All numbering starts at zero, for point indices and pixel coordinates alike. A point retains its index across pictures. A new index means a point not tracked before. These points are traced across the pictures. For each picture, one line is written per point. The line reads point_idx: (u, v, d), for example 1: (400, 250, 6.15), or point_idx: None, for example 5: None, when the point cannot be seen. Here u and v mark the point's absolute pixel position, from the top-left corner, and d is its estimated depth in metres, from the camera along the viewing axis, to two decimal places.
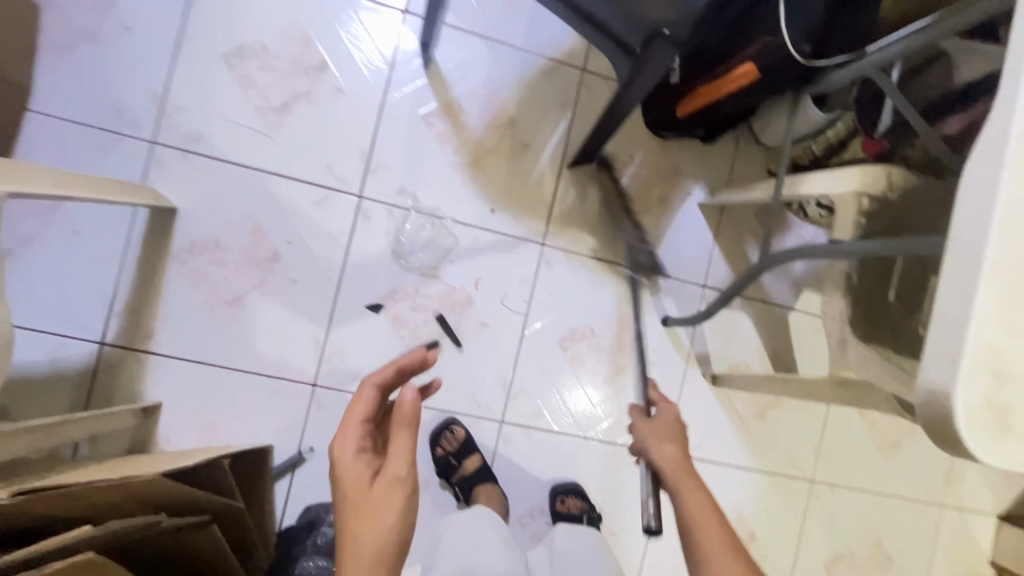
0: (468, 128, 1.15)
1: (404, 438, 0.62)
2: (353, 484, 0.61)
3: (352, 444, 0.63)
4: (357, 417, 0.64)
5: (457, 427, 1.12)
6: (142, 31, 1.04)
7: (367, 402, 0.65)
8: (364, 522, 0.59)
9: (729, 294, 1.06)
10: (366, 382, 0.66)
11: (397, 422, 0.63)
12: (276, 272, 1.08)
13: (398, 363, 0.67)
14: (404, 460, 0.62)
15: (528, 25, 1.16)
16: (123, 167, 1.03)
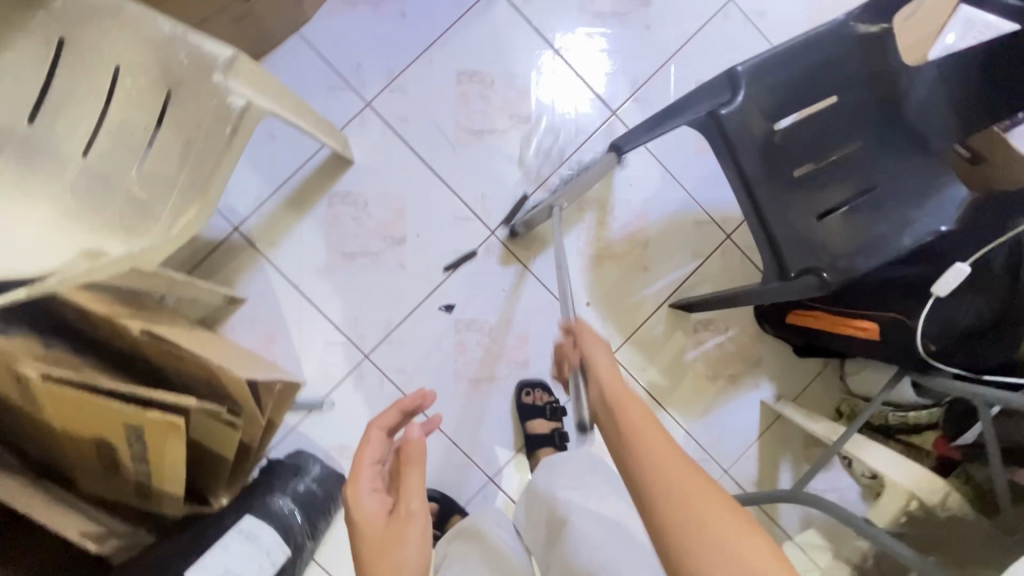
0: (608, 229, 1.25)
1: (417, 475, 0.70)
2: (370, 525, 0.68)
3: (365, 484, 0.71)
4: (367, 459, 0.72)
5: (435, 501, 1.17)
6: (412, 22, 1.22)
7: (374, 444, 0.73)
8: (387, 559, 0.64)
9: (747, 499, 1.10)
10: (371, 425, 0.74)
11: (407, 462, 0.71)
12: (394, 252, 1.21)
13: (401, 405, 0.76)
14: (417, 496, 0.69)
15: (703, 177, 1.27)
16: (336, 109, 1.20)
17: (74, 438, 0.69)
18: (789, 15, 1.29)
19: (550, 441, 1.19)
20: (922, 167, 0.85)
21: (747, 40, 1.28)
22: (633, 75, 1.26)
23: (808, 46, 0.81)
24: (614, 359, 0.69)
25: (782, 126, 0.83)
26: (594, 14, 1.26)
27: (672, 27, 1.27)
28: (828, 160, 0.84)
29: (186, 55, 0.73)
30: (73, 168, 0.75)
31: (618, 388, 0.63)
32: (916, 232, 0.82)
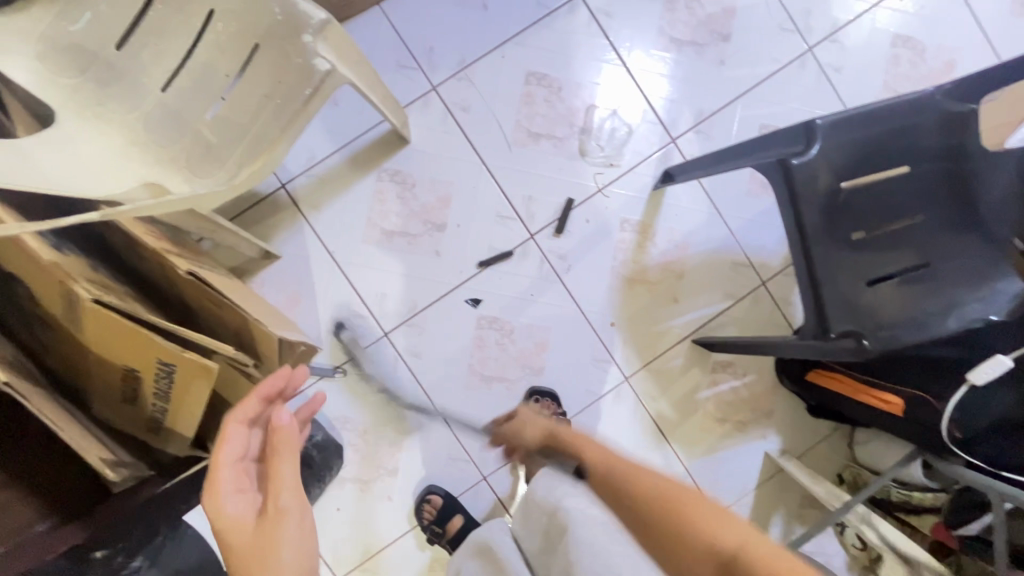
0: (646, 254, 1.25)
1: (288, 463, 0.67)
2: (238, 528, 0.64)
3: (226, 486, 0.67)
4: (225, 458, 0.68)
5: (434, 496, 1.19)
6: (491, 15, 1.22)
7: (236, 438, 0.69)
8: (257, 563, 0.61)
9: None
10: (228, 420, 0.69)
11: (275, 451, 0.67)
12: (432, 237, 1.21)
13: (263, 391, 0.72)
14: (285, 488, 0.65)
15: (750, 221, 1.27)
16: (402, 88, 1.20)
17: (103, 359, 0.69)
18: (863, 75, 1.29)
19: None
20: (982, 251, 0.84)
21: (817, 93, 1.28)
22: (699, 107, 1.26)
23: (889, 111, 0.80)
24: (541, 419, 0.94)
25: (847, 186, 0.81)
26: (670, 39, 1.25)
27: (746, 66, 1.26)
28: (888, 228, 0.83)
29: (279, 10, 0.74)
30: (151, 100, 0.76)
31: (600, 455, 0.75)
32: (964, 316, 0.82)
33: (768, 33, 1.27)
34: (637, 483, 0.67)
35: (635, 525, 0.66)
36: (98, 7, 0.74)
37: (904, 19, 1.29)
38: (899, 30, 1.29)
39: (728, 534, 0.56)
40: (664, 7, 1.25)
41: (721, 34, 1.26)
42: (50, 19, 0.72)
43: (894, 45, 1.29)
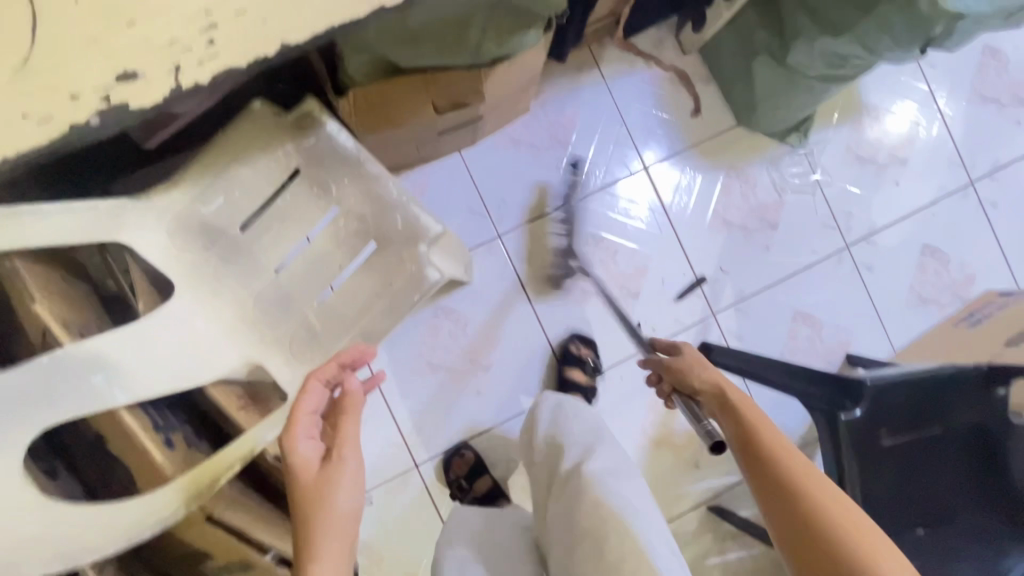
0: (676, 417, 1.31)
1: (353, 424, 0.68)
2: (305, 472, 0.64)
3: (301, 433, 0.66)
4: (305, 409, 0.68)
5: (466, 451, 1.23)
6: (562, 176, 1.30)
7: (313, 396, 0.69)
8: (324, 500, 0.62)
9: None
10: (311, 378, 0.69)
11: (348, 413, 0.68)
12: (476, 376, 1.26)
13: (345, 356, 0.71)
14: (353, 445, 0.66)
15: (774, 399, 1.34)
16: (470, 232, 1.27)
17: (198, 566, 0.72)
18: (892, 278, 1.38)
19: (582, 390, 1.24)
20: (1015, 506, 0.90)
21: (850, 288, 1.37)
22: (741, 286, 1.34)
23: (927, 381, 0.88)
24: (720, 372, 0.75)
25: (888, 442, 0.88)
26: (722, 221, 1.34)
27: (788, 254, 1.35)
28: (921, 480, 0.89)
29: (401, 219, 0.80)
30: (269, 278, 0.81)
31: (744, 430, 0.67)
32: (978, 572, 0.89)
33: (811, 227, 1.36)
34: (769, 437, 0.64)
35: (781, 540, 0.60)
36: (230, 191, 0.79)
37: (936, 231, 1.40)
38: (928, 241, 1.40)
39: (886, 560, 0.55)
40: (721, 189, 1.34)
41: (770, 222, 1.35)
42: (188, 198, 0.77)
43: (923, 254, 1.39)
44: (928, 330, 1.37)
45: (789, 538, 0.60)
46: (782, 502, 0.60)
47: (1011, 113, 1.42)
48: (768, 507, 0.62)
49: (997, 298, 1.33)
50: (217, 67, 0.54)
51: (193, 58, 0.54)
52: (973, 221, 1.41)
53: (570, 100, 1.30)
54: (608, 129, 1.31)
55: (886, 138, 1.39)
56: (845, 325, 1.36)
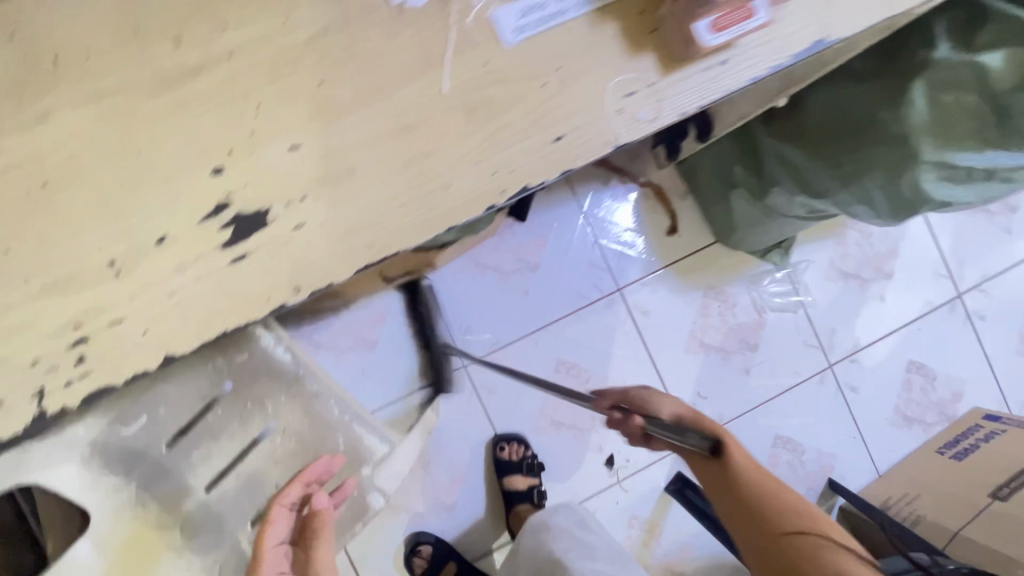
0: (651, 554, 1.24)
1: (323, 549, 0.74)
2: None
3: (271, 566, 0.72)
4: (274, 539, 0.73)
5: (423, 547, 1.15)
6: (532, 301, 1.23)
7: (279, 528, 0.73)
8: None
9: None
10: (279, 508, 0.73)
11: (320, 534, 0.74)
12: (439, 516, 1.19)
13: (309, 479, 0.74)
14: (326, 568, 0.74)
15: None
16: (432, 364, 1.20)
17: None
18: (876, 397, 1.33)
19: (528, 497, 1.19)
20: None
21: (833, 410, 1.31)
22: (719, 412, 1.28)
23: None
24: (680, 404, 0.75)
25: None
26: (700, 342, 1.28)
27: (768, 376, 1.29)
28: None
29: (344, 440, 0.79)
30: (191, 503, 0.72)
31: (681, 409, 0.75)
32: None
33: (793, 347, 1.30)
34: (777, 499, 0.68)
35: (723, 505, 0.70)
36: (153, 410, 0.71)
37: (922, 348, 1.35)
38: (914, 358, 1.35)
39: (790, 500, 0.68)
40: (698, 310, 1.28)
41: (750, 343, 1.29)
42: (101, 425, 0.68)
43: (908, 371, 1.34)
44: (912, 453, 1.32)
45: (727, 507, 0.69)
46: (711, 468, 0.70)
47: (1000, 222, 1.38)
48: (700, 472, 0.72)
49: (986, 422, 1.29)
50: (89, 388, 0.47)
51: (60, 378, 0.47)
52: (960, 335, 1.36)
53: (539, 220, 1.23)
54: (580, 250, 1.25)
55: (871, 251, 1.33)
56: (827, 448, 1.31)
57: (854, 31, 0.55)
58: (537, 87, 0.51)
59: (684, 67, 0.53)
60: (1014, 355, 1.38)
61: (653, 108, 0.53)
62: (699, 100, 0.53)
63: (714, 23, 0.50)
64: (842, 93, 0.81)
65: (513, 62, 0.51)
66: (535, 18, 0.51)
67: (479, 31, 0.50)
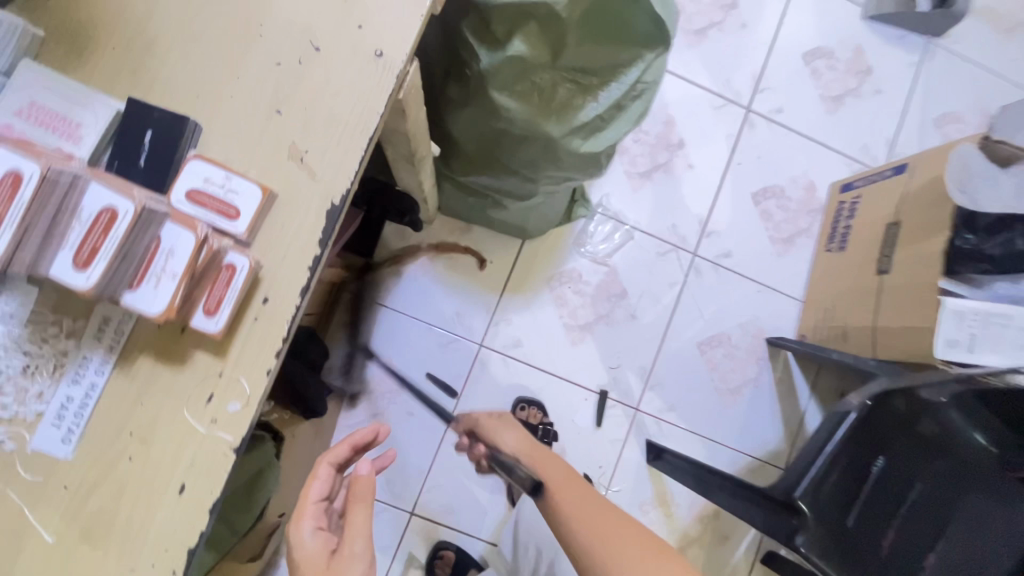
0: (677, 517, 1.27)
1: (360, 512, 0.62)
2: (311, 563, 0.59)
3: (308, 525, 0.63)
4: (313, 496, 0.65)
5: (444, 552, 1.19)
6: (421, 415, 1.21)
7: (322, 481, 0.66)
8: None
9: None
10: (318, 461, 0.67)
11: (353, 498, 0.63)
12: None
13: (355, 437, 0.70)
14: (361, 535, 0.60)
15: (741, 426, 1.30)
16: (384, 532, 1.19)
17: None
18: (749, 244, 1.33)
19: None
20: (987, 475, 0.86)
21: (724, 285, 1.32)
22: (639, 365, 1.28)
23: (843, 438, 0.88)
24: (518, 435, 0.86)
25: (851, 519, 0.87)
26: (577, 327, 1.27)
27: (653, 305, 1.30)
28: (900, 521, 0.86)
29: None
30: None
31: (520, 447, 0.84)
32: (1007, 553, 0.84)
33: (652, 266, 1.30)
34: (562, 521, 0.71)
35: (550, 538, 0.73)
36: None
37: (753, 175, 1.35)
38: (754, 188, 1.35)
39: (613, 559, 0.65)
40: (555, 304, 1.27)
41: (617, 293, 1.29)
42: None
43: (757, 202, 1.35)
44: (812, 264, 1.33)
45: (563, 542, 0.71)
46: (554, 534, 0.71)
47: (732, 23, 1.36)
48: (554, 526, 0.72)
49: (845, 196, 1.30)
50: None
51: None
52: (774, 140, 1.36)
53: (371, 351, 1.20)
54: (422, 342, 1.22)
55: (649, 138, 1.32)
56: (744, 317, 1.32)
57: (356, 171, 0.52)
58: (129, 465, 0.48)
59: (235, 340, 0.49)
60: (828, 116, 1.38)
61: (239, 393, 0.50)
62: (274, 350, 0.50)
63: (207, 307, 0.47)
64: (463, 117, 0.77)
65: (88, 467, 0.48)
66: (72, 415, 0.48)
67: (36, 469, 0.47)
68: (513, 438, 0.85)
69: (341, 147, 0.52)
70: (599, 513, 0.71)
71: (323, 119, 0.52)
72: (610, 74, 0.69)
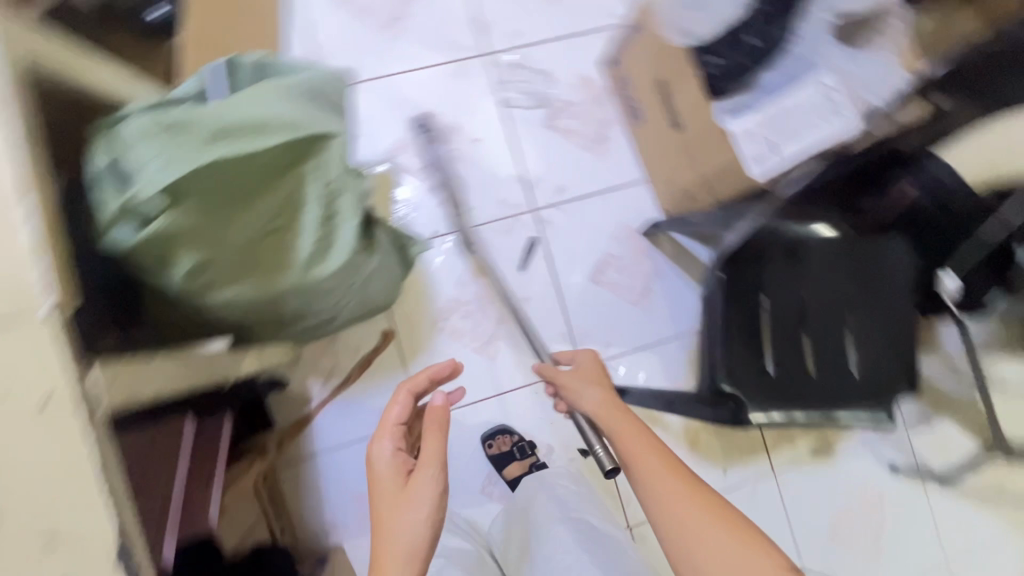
0: (672, 420, 1.33)
1: (435, 437, 0.71)
2: (388, 476, 0.70)
3: (389, 444, 0.74)
4: (395, 422, 0.76)
5: None
6: None
7: (401, 407, 0.77)
8: (398, 505, 0.67)
9: None
10: (400, 387, 0.78)
11: (429, 422, 0.72)
12: None
13: (431, 373, 0.82)
14: (434, 455, 0.69)
15: (671, 314, 1.34)
16: None
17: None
18: (572, 169, 1.33)
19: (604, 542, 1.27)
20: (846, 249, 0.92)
21: (576, 216, 1.33)
22: (559, 333, 1.30)
23: (723, 308, 0.91)
24: (596, 391, 0.87)
25: (772, 368, 0.92)
26: (486, 342, 1.28)
27: (533, 276, 1.30)
28: (809, 335, 0.93)
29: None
30: None
31: (598, 407, 0.85)
32: (890, 299, 0.93)
33: (508, 247, 1.30)
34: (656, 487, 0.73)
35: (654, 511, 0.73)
36: None
37: (533, 108, 1.33)
38: (542, 118, 1.33)
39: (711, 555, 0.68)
40: (456, 339, 1.27)
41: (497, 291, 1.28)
42: None
43: (553, 126, 1.33)
44: (632, 143, 1.34)
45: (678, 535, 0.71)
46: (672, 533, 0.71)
47: None
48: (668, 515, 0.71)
49: (615, 71, 1.29)
50: None
51: None
52: (528, 64, 1.33)
53: (336, 499, 1.19)
54: None
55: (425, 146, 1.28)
56: (612, 228, 1.34)
57: (112, 514, 0.46)
58: None
59: None
60: (558, 10, 1.35)
61: None
62: None
63: None
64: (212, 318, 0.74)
65: None
66: None
67: None
68: (596, 397, 0.86)
69: (79, 507, 0.46)
70: (672, 479, 0.74)
71: (38, 496, 0.45)
72: (292, 206, 0.66)
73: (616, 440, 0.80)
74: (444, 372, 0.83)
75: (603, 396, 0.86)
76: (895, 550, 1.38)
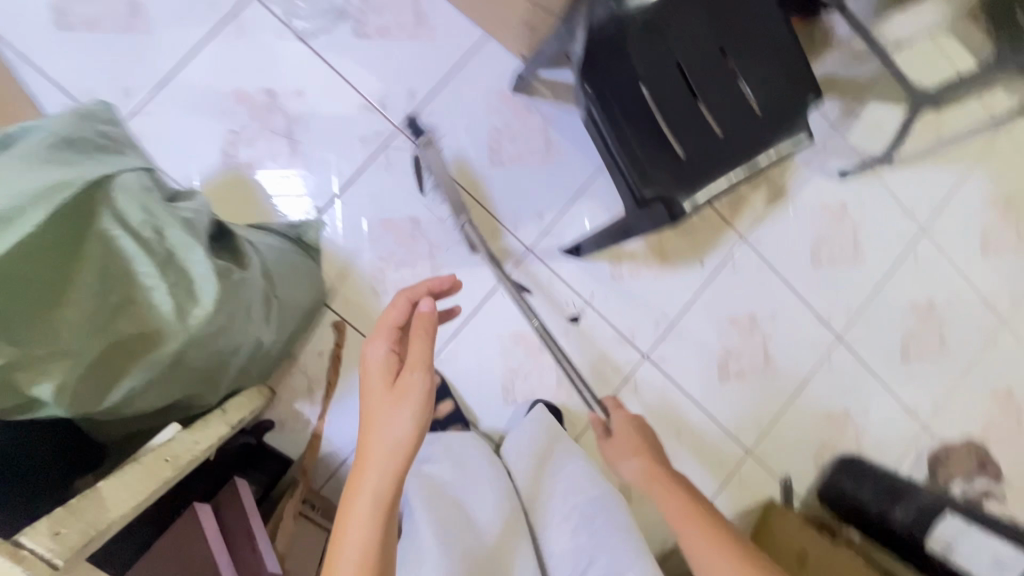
0: (634, 246, 1.33)
1: (423, 342, 0.70)
2: (377, 378, 0.69)
3: (382, 344, 0.71)
4: (391, 322, 0.73)
5: None
6: None
7: (399, 309, 0.73)
8: (384, 407, 0.67)
9: (902, 133, 1.26)
10: (400, 292, 0.74)
11: (418, 329, 0.71)
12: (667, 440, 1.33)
13: (429, 285, 0.77)
14: (422, 362, 0.69)
15: (582, 153, 1.29)
16: None
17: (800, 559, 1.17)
18: (412, 66, 1.21)
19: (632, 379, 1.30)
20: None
21: (442, 111, 1.23)
22: (491, 229, 1.25)
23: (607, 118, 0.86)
24: (631, 459, 0.91)
25: (681, 150, 0.86)
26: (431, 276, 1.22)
27: (437, 192, 1.22)
28: (700, 97, 0.87)
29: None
30: None
31: (640, 475, 0.88)
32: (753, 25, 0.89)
33: (396, 178, 1.20)
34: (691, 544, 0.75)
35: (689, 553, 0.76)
36: None
37: (335, 27, 1.17)
38: (351, 33, 1.18)
39: None
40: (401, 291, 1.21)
41: (412, 225, 1.21)
42: None
43: (366, 35, 1.19)
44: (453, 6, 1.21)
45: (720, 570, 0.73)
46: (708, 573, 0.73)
47: None
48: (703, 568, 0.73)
49: None
50: None
51: None
52: None
53: None
54: None
55: (253, 128, 1.14)
56: (483, 103, 1.24)
57: None
58: None
59: None
60: None
61: None
62: None
63: None
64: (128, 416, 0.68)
65: None
66: None
67: None
68: (639, 469, 0.89)
69: None
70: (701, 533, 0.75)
71: None
72: (121, 265, 0.59)
73: (666, 516, 0.80)
74: (444, 284, 0.78)
75: (643, 462, 0.89)
76: (874, 241, 1.45)
